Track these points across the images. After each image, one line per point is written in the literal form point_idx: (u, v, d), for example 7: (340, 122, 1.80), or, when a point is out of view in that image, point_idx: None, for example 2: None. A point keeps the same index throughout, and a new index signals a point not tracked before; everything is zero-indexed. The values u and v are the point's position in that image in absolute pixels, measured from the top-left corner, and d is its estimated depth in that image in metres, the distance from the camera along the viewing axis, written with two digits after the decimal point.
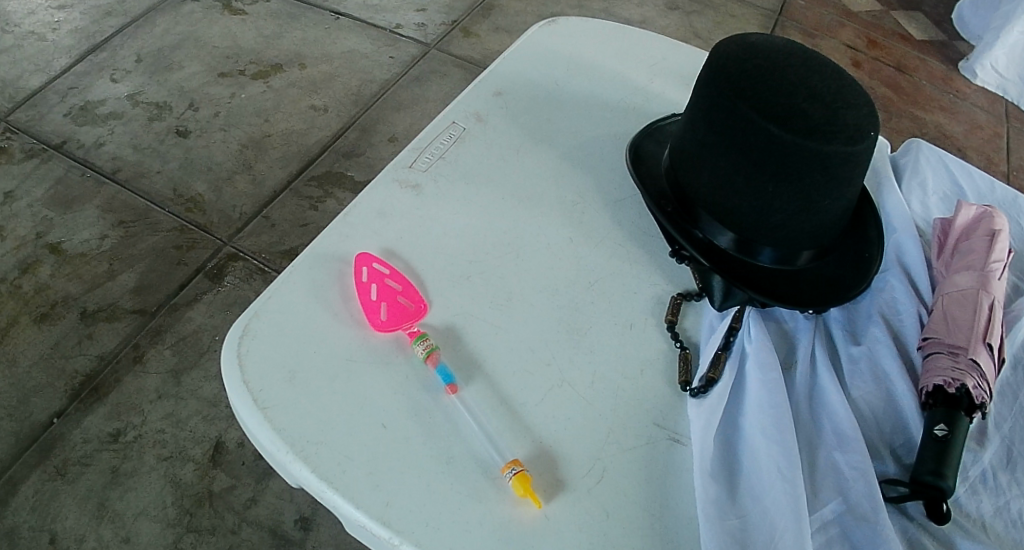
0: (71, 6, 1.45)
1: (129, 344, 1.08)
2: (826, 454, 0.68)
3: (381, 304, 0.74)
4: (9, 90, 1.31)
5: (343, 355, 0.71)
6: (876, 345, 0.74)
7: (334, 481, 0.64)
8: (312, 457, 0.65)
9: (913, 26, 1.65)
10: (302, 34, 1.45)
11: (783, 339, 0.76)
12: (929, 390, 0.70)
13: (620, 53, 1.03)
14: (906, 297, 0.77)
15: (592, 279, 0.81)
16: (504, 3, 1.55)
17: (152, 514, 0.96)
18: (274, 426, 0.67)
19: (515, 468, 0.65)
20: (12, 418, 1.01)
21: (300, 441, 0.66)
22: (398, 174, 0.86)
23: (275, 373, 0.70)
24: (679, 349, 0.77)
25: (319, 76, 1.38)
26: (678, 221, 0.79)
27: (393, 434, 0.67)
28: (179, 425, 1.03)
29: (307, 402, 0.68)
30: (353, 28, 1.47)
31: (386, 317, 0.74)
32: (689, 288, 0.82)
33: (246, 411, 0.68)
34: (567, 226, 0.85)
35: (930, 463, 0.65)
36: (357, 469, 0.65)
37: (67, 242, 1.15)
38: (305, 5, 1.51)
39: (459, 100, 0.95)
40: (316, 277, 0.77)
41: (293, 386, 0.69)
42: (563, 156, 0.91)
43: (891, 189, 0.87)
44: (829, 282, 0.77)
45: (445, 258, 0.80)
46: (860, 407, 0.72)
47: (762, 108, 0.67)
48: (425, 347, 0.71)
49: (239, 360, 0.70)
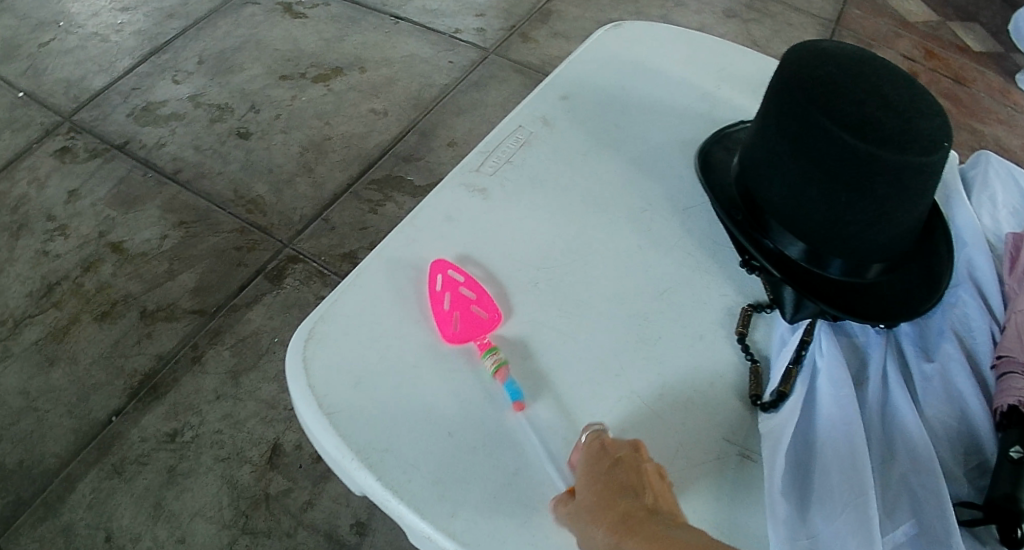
0: (135, 8, 1.47)
1: (188, 344, 1.08)
2: (899, 474, 0.66)
3: (452, 315, 0.73)
4: (73, 91, 1.32)
5: (410, 363, 0.71)
6: (948, 361, 0.72)
7: (399, 490, 0.64)
8: (377, 465, 0.65)
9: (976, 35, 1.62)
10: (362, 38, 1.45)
11: (854, 355, 0.75)
12: (1003, 410, 0.68)
13: (691, 58, 1.01)
14: (978, 314, 0.75)
15: (661, 289, 0.80)
16: (561, 9, 1.55)
17: (208, 515, 0.96)
18: (338, 432, 0.66)
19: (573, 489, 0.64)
20: (73, 416, 1.02)
21: (367, 448, 0.66)
22: (465, 178, 0.85)
23: (340, 378, 0.69)
24: (749, 362, 0.75)
25: (380, 80, 1.38)
26: (747, 230, 0.77)
27: (460, 444, 0.67)
28: (237, 427, 1.03)
29: (372, 410, 0.68)
30: (413, 32, 1.47)
31: (457, 328, 0.73)
32: (758, 299, 0.80)
33: (310, 414, 0.67)
34: (634, 234, 0.83)
35: (1005, 486, 0.63)
36: (422, 478, 0.64)
37: (128, 241, 1.16)
38: (364, 9, 1.51)
39: (526, 104, 0.94)
40: (383, 281, 0.76)
41: (358, 393, 0.69)
42: (630, 163, 0.89)
43: (960, 203, 0.86)
44: (900, 296, 0.74)
45: (513, 264, 0.79)
46: (933, 426, 0.70)
47: (835, 116, 0.66)
48: (494, 360, 0.71)
49: (303, 364, 0.70)
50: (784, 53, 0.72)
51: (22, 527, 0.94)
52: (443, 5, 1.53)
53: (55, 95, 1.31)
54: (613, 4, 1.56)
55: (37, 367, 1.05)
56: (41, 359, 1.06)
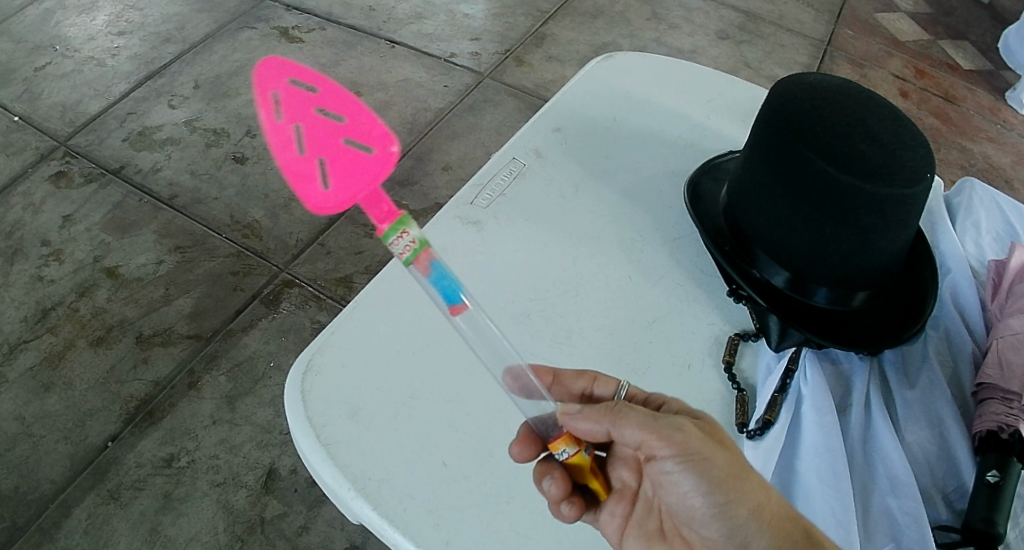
0: (131, 32, 1.46)
1: (184, 369, 1.08)
2: (880, 499, 0.69)
3: (313, 158, 0.51)
4: (69, 115, 1.32)
5: (405, 395, 0.73)
6: (930, 388, 0.75)
7: (395, 519, 0.66)
8: (374, 496, 0.67)
9: (973, 39, 1.60)
10: (349, 40, 1.37)
11: (839, 380, 0.77)
12: (982, 434, 0.71)
13: (685, 86, 0.99)
14: (961, 340, 0.78)
15: (650, 318, 0.80)
16: (555, 32, 1.41)
17: (203, 540, 0.96)
18: (337, 463, 0.69)
19: (571, 448, 0.59)
20: (68, 441, 1.03)
21: (362, 478, 0.68)
22: (460, 212, 0.85)
23: (337, 409, 0.72)
24: (736, 391, 0.76)
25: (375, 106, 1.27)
26: (735, 260, 0.80)
27: (454, 474, 0.69)
28: (232, 451, 1.03)
29: (371, 441, 0.70)
30: (407, 57, 1.34)
31: (328, 185, 0.50)
32: (745, 328, 0.81)
33: (308, 447, 0.70)
34: (625, 264, 0.84)
35: (982, 509, 0.66)
36: (417, 506, 0.67)
37: (124, 266, 1.16)
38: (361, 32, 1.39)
39: (520, 135, 0.93)
40: (377, 315, 0.77)
41: (357, 424, 0.71)
42: (622, 194, 0.89)
43: (945, 229, 0.88)
44: (882, 324, 0.77)
45: (503, 295, 0.80)
46: (914, 451, 0.73)
47: (823, 150, 0.68)
48: (407, 250, 0.51)
49: (301, 395, 0.72)
50: (772, 87, 0.74)
51: None
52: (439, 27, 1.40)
53: (50, 120, 1.32)
54: (609, 26, 1.44)
55: (32, 393, 1.06)
56: (37, 385, 1.07)
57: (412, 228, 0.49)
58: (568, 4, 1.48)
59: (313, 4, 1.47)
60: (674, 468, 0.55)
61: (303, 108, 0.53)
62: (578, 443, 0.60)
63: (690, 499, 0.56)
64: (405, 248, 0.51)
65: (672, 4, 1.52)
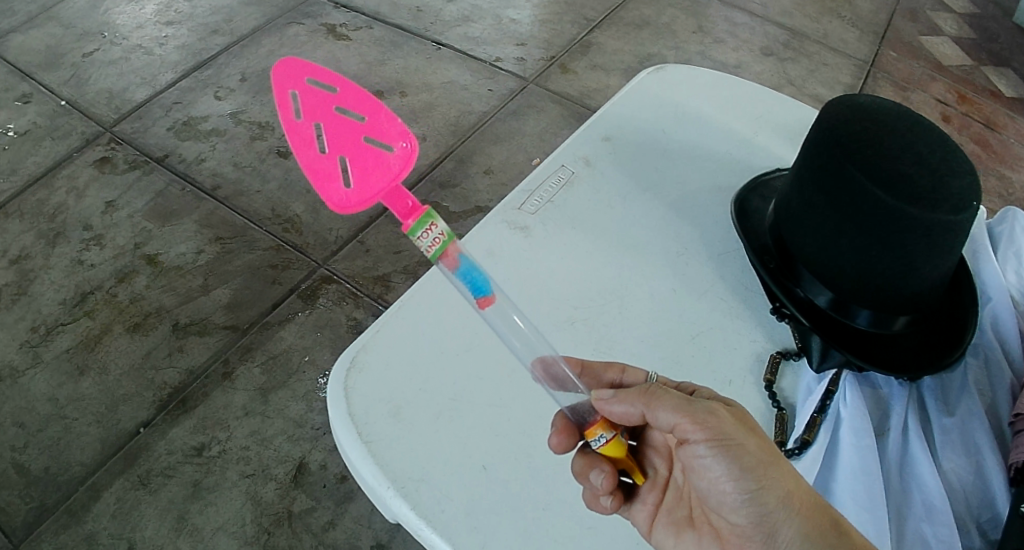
0: (179, 23, 1.47)
1: (218, 359, 1.09)
2: (914, 525, 0.70)
3: (336, 156, 0.56)
4: (115, 101, 1.34)
5: (448, 395, 0.73)
6: (968, 417, 0.74)
7: (433, 520, 0.66)
8: (413, 495, 0.67)
9: (1019, 67, 1.58)
10: (395, 40, 1.34)
11: (877, 405, 0.77)
12: (1018, 466, 0.70)
13: (736, 101, 0.98)
14: (1000, 371, 0.77)
15: (694, 332, 0.80)
16: (602, 41, 1.38)
17: (230, 530, 0.97)
18: (377, 460, 0.69)
19: (607, 435, 0.60)
20: (101, 425, 1.04)
21: (403, 478, 0.68)
22: (508, 216, 0.85)
23: (380, 407, 0.72)
24: (776, 409, 0.76)
25: (418, 105, 1.23)
26: (780, 277, 0.80)
27: (494, 477, 0.69)
28: (264, 443, 1.04)
29: (410, 439, 0.70)
30: (453, 59, 1.31)
31: (350, 184, 0.55)
32: (786, 347, 0.81)
33: (350, 444, 0.70)
34: (671, 276, 0.83)
35: (1015, 540, 0.65)
36: (455, 509, 0.67)
37: (164, 254, 1.17)
38: (407, 33, 1.35)
39: (568, 143, 0.93)
40: (420, 316, 0.77)
41: (398, 422, 0.71)
42: (670, 207, 0.89)
43: (988, 257, 0.86)
44: (922, 350, 0.77)
45: (545, 301, 0.80)
46: (950, 480, 0.72)
47: (871, 173, 0.68)
48: (435, 245, 0.55)
49: (344, 392, 0.72)
50: (822, 106, 0.74)
51: (44, 533, 0.96)
52: (485, 31, 1.36)
53: (96, 105, 1.33)
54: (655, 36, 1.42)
55: (67, 375, 1.08)
56: (71, 368, 1.08)
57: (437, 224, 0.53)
58: (616, 12, 1.45)
59: (361, 2, 1.42)
60: (707, 452, 0.55)
61: (324, 108, 0.58)
62: (614, 428, 0.61)
63: (720, 483, 0.56)
64: (432, 241, 0.55)
65: (719, 17, 1.51)
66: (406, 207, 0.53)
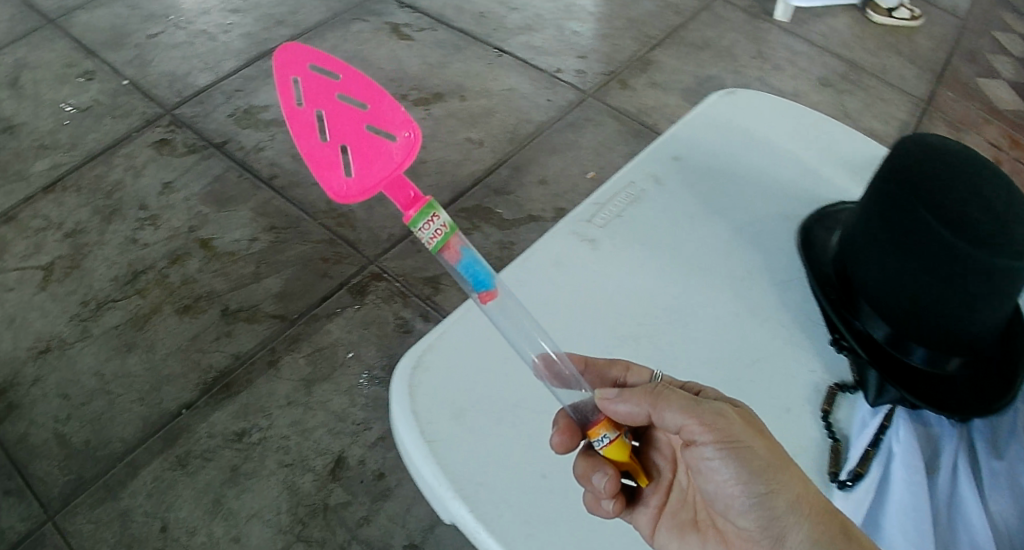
0: (244, 11, 1.47)
1: (265, 347, 1.10)
2: None
3: (336, 144, 0.56)
4: (178, 85, 1.35)
5: (510, 402, 0.74)
6: (1018, 460, 0.73)
7: (490, 524, 0.67)
8: (472, 497, 0.68)
9: None
10: (458, 44, 1.34)
11: (927, 443, 0.76)
12: None
13: (804, 129, 0.98)
14: None
15: (753, 358, 0.81)
16: (664, 58, 1.33)
17: (265, 518, 0.98)
18: (437, 460, 0.70)
19: (610, 435, 0.61)
20: (144, 403, 1.06)
21: (462, 480, 0.69)
22: (577, 228, 0.87)
23: (444, 408, 0.73)
24: (830, 440, 0.77)
25: (478, 110, 1.24)
26: (840, 309, 0.81)
27: (553, 486, 0.70)
28: (304, 434, 1.04)
29: (471, 442, 0.71)
30: (515, 66, 1.31)
31: (351, 173, 0.55)
32: (843, 379, 0.81)
33: (412, 442, 0.71)
34: (733, 300, 0.84)
35: None
36: (512, 515, 0.68)
37: (217, 239, 1.19)
38: (470, 36, 1.36)
39: (638, 159, 0.94)
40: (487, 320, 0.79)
41: (460, 424, 0.72)
42: (735, 231, 0.89)
43: None
44: (976, 390, 0.75)
45: (609, 315, 0.81)
46: (997, 523, 0.71)
47: (937, 213, 0.69)
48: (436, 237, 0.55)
49: (409, 390, 0.74)
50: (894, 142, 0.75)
51: (80, 505, 0.98)
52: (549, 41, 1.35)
53: (158, 87, 1.34)
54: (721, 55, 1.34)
55: (115, 350, 1.10)
56: (119, 344, 1.10)
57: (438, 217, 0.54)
58: (686, 27, 1.38)
59: (427, 4, 1.43)
60: (715, 454, 0.56)
61: (326, 93, 0.57)
62: (617, 428, 0.61)
63: (726, 487, 0.57)
64: (434, 233, 0.55)
65: None
66: (406, 201, 0.53)
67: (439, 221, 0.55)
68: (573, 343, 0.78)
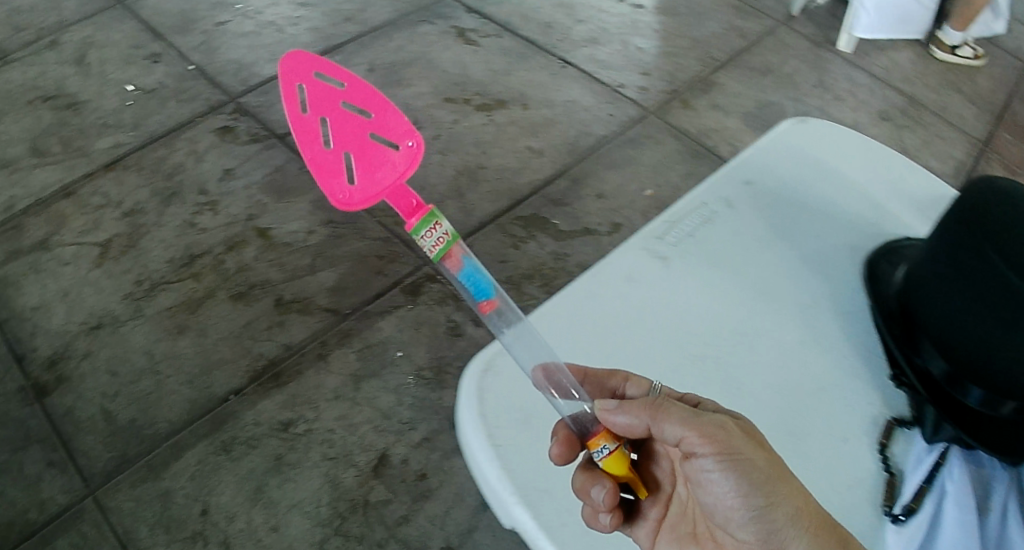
0: (314, 5, 1.47)
1: (317, 340, 1.11)
2: None
3: (339, 152, 0.71)
4: (243, 74, 1.36)
5: None
6: None
7: (549, 529, 0.76)
8: (534, 502, 0.77)
9: None
10: (523, 52, 1.36)
11: (979, 482, 0.75)
12: None
13: (873, 162, 0.99)
14: None
15: (816, 387, 0.83)
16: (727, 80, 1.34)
17: (305, 509, 0.99)
18: (505, 466, 0.79)
19: (609, 446, 0.65)
20: (193, 386, 1.07)
21: (525, 486, 0.78)
22: (650, 245, 0.90)
23: (513, 417, 0.82)
24: (885, 474, 0.78)
25: (539, 120, 1.25)
26: (902, 344, 0.83)
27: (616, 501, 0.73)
28: (349, 429, 1.05)
29: (535, 451, 0.80)
30: (577, 78, 1.32)
31: (355, 178, 0.70)
32: (901, 415, 0.82)
33: (482, 448, 0.80)
34: (799, 327, 0.86)
35: None
36: (571, 520, 0.76)
37: (275, 229, 1.20)
38: (535, 45, 1.37)
39: (710, 183, 0.97)
40: (562, 331, 0.82)
41: (525, 434, 0.81)
42: (803, 259, 0.91)
43: None
44: None
45: (677, 335, 0.84)
46: None
47: (1005, 255, 0.70)
48: (437, 244, 0.66)
49: (480, 399, 0.83)
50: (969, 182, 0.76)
51: (122, 483, 0.99)
52: (612, 55, 1.36)
53: (224, 75, 1.36)
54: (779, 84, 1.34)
55: (167, 332, 1.11)
56: (171, 326, 1.11)
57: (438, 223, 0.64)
58: (741, 56, 1.38)
59: (494, 10, 1.44)
60: (714, 466, 0.61)
61: (330, 102, 0.72)
62: (617, 440, 0.66)
63: (725, 497, 0.62)
64: (435, 241, 0.65)
65: None
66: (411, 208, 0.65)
67: (440, 229, 0.66)
68: (641, 360, 0.81)
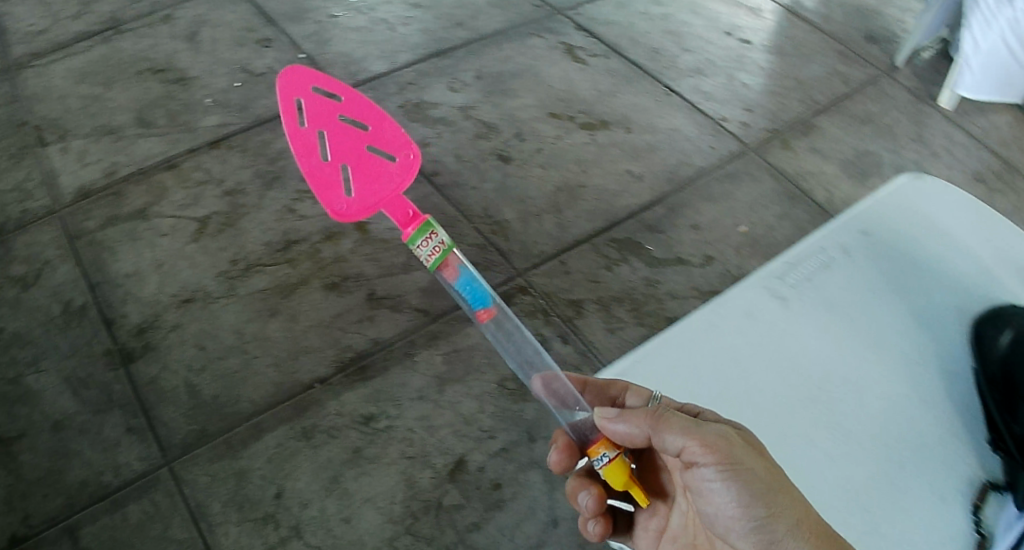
0: (426, 7, 1.49)
1: (405, 338, 1.12)
2: None
3: (338, 165, 0.87)
4: (353, 67, 1.37)
5: None
6: None
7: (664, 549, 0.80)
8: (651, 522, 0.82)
9: None
10: (630, 76, 1.38)
11: None
12: None
13: (988, 226, 1.01)
14: None
15: (918, 441, 0.85)
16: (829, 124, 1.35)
17: (379, 504, 1.00)
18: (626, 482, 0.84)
19: (608, 454, 0.73)
20: (279, 369, 1.09)
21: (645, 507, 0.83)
22: (769, 285, 0.96)
23: None
24: (976, 533, 0.80)
25: (641, 145, 1.27)
26: (1000, 410, 0.84)
27: None
28: (430, 431, 1.06)
29: None
30: (680, 106, 1.34)
31: (352, 189, 0.87)
32: (994, 476, 0.84)
33: None
34: (902, 380, 0.89)
35: None
36: None
37: (373, 225, 1.23)
38: (641, 69, 1.40)
39: (826, 231, 1.02)
40: (683, 361, 0.89)
41: None
42: (913, 315, 0.94)
43: None
44: None
45: (792, 376, 0.88)
46: None
47: None
48: (432, 253, 0.82)
49: None
50: None
51: (200, 456, 1.01)
52: (717, 87, 1.38)
53: (333, 66, 1.37)
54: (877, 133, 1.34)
55: (258, 314, 1.13)
56: (262, 308, 1.13)
57: (433, 231, 0.80)
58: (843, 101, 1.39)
59: (603, 30, 1.46)
60: (715, 476, 0.65)
61: (326, 117, 0.90)
62: (616, 448, 0.73)
63: (727, 505, 0.66)
64: (429, 249, 0.81)
65: None
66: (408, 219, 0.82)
67: (436, 239, 0.82)
68: (753, 394, 0.87)
